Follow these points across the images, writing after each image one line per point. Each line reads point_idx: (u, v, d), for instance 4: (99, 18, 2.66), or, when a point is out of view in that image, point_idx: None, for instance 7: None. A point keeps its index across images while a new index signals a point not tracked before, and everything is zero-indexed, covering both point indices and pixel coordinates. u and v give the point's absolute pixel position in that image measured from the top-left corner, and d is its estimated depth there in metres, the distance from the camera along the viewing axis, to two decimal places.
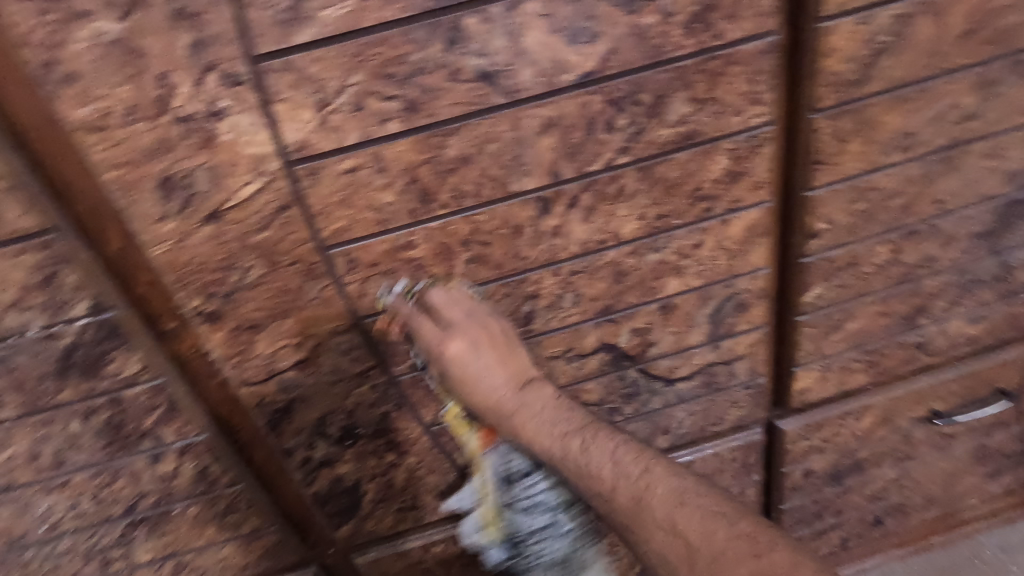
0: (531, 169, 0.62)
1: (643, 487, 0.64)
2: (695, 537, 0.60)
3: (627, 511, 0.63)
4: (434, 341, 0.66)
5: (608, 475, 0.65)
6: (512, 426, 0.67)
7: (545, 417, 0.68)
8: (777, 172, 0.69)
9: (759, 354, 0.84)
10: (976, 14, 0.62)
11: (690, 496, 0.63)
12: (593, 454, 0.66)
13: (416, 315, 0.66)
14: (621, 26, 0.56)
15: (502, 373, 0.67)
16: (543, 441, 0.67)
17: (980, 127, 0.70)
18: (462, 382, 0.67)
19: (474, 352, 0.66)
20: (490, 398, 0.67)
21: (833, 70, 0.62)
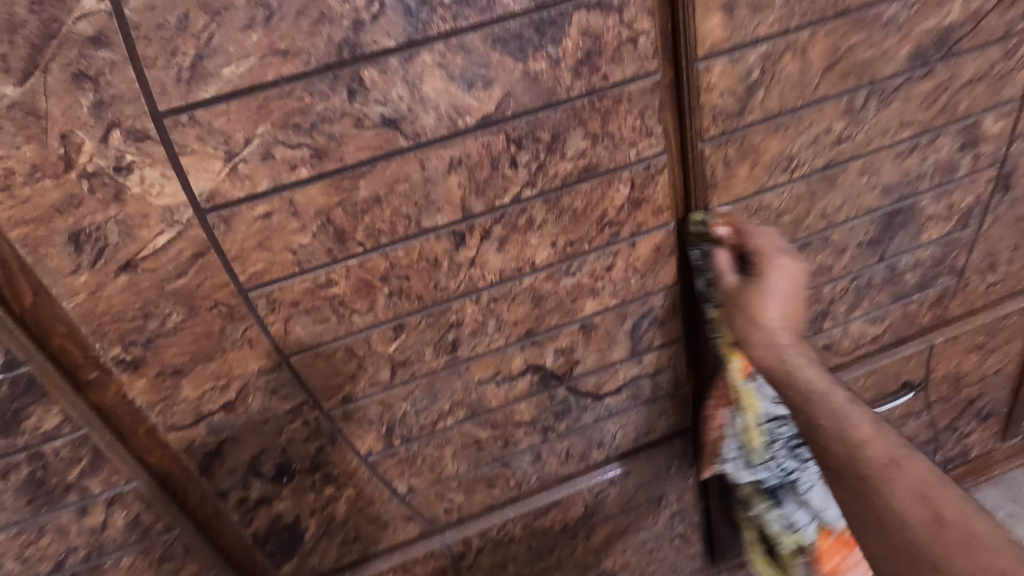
0: (442, 206, 0.66)
1: (902, 456, 0.64)
2: (933, 509, 0.58)
3: (875, 473, 0.63)
4: (767, 245, 0.74)
5: (867, 432, 0.67)
6: (783, 353, 0.74)
7: (813, 366, 0.74)
8: (676, 196, 0.74)
9: (679, 366, 0.89)
10: (833, 50, 0.70)
11: (936, 489, 0.60)
12: (852, 409, 0.70)
13: (755, 232, 0.75)
14: (513, 72, 0.61)
15: (791, 311, 0.75)
16: (803, 375, 0.72)
17: (852, 148, 0.78)
18: (761, 287, 0.74)
19: (790, 272, 0.73)
20: (765, 318, 0.74)
21: (713, 104, 0.69)
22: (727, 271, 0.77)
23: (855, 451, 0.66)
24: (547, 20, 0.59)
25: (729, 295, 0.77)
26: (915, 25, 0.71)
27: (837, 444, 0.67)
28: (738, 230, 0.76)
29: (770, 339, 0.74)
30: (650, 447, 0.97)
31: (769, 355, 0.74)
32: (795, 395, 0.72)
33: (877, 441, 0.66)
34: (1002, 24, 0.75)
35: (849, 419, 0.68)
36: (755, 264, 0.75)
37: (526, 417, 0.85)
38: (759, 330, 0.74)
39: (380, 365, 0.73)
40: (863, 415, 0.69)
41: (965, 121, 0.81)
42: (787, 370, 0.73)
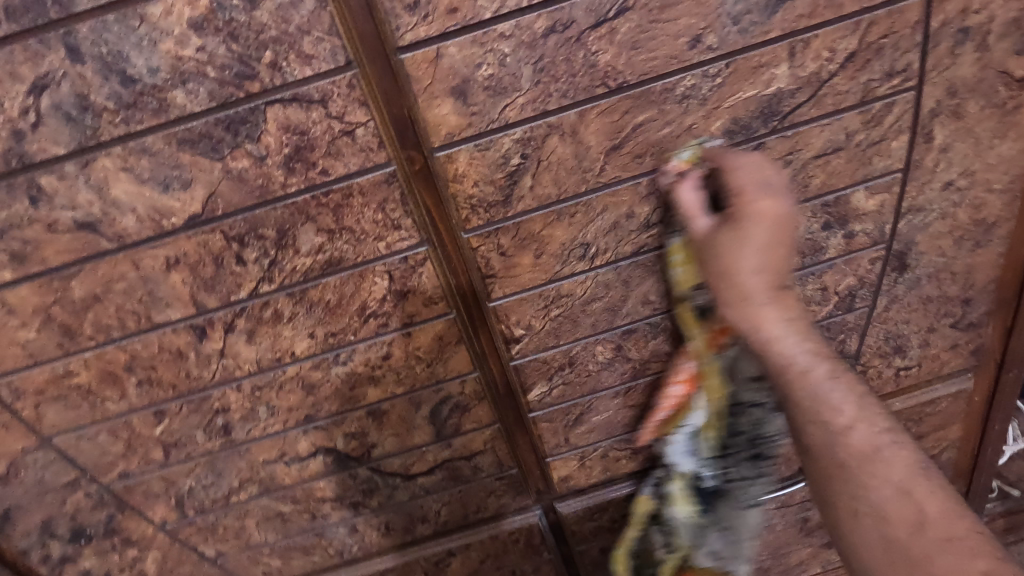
0: (169, 302, 0.62)
1: (883, 441, 0.58)
2: (914, 508, 0.53)
3: (854, 473, 0.57)
4: (745, 182, 0.60)
5: (851, 416, 0.59)
6: (761, 320, 0.60)
7: (795, 329, 0.60)
8: (451, 286, 0.67)
9: (500, 448, 0.83)
10: (615, 130, 0.59)
11: (919, 485, 0.55)
12: (838, 384, 0.60)
13: (732, 163, 0.60)
14: (212, 171, 0.56)
15: (770, 260, 0.59)
16: (783, 346, 0.60)
17: (668, 232, 0.67)
18: (716, 244, 0.60)
19: (782, 215, 0.60)
20: (735, 263, 0.59)
21: (468, 194, 0.60)
22: (694, 217, 0.63)
23: (835, 444, 0.58)
24: (237, 118, 0.53)
25: (699, 246, 0.62)
26: (725, 96, 0.59)
27: (821, 438, 0.59)
28: (716, 164, 0.61)
29: (744, 297, 0.60)
30: (488, 523, 0.91)
31: (748, 322, 0.60)
32: (784, 373, 0.60)
33: (861, 426, 0.58)
34: (857, 87, 0.61)
35: (829, 398, 0.59)
36: (730, 211, 0.60)
37: (330, 493, 0.82)
38: (733, 292, 0.60)
39: (150, 446, 0.72)
40: (851, 385, 0.61)
41: (823, 198, 0.68)
42: (758, 327, 0.60)
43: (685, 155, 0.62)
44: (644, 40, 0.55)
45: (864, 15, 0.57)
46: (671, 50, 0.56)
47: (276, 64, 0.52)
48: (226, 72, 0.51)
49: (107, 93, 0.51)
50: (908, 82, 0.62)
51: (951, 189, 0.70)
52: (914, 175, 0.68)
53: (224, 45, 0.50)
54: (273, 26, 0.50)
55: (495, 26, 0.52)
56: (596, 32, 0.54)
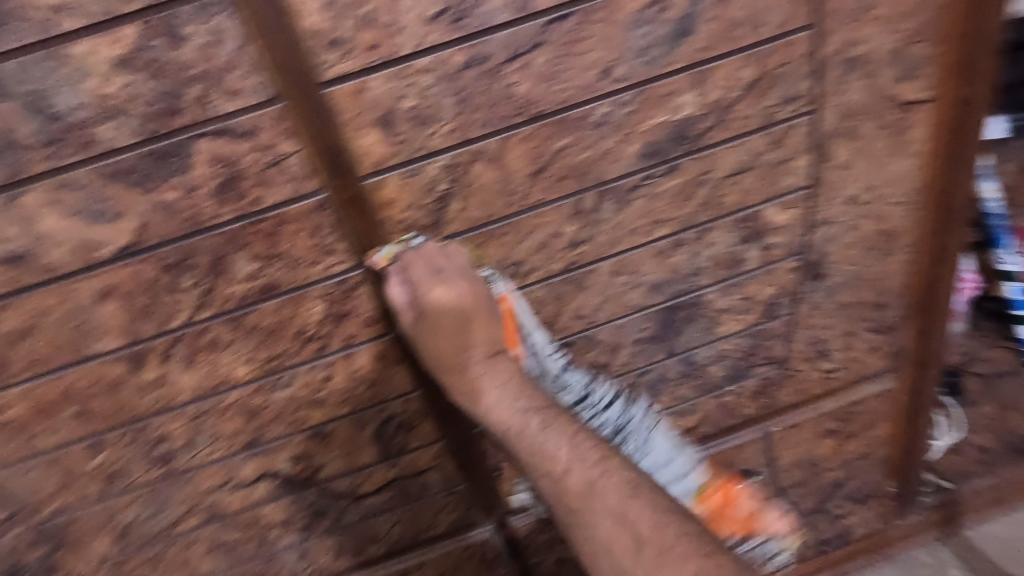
0: (103, 333, 0.63)
1: (598, 475, 0.62)
2: (629, 535, 0.58)
3: (576, 510, 0.62)
4: (421, 279, 0.63)
5: (565, 459, 0.63)
6: (476, 389, 0.65)
7: (509, 390, 0.66)
8: (388, 307, 0.69)
9: (448, 465, 0.84)
10: (537, 156, 0.63)
11: (631, 505, 0.60)
12: (552, 435, 0.64)
13: (409, 262, 0.63)
14: (142, 203, 0.57)
15: (469, 339, 0.65)
16: (501, 413, 0.65)
17: (594, 250, 0.70)
18: (430, 326, 0.64)
19: (473, 291, 0.64)
20: (453, 354, 0.65)
21: (399, 218, 0.63)
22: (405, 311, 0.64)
23: (555, 488, 0.63)
24: (166, 151, 0.55)
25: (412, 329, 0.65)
26: (637, 122, 0.63)
27: (549, 486, 0.63)
28: (437, 259, 0.64)
29: (466, 377, 0.66)
30: (441, 539, 0.92)
31: (470, 398, 0.66)
32: (505, 435, 0.65)
33: (576, 465, 0.63)
34: (760, 112, 0.66)
35: (552, 446, 0.63)
36: (418, 303, 0.63)
37: (278, 518, 0.82)
38: (455, 373, 0.66)
39: (87, 479, 0.71)
40: (571, 427, 0.65)
41: (739, 214, 0.72)
42: (481, 406, 0.65)
43: (383, 252, 0.64)
44: (558, 72, 0.59)
45: (760, 46, 0.62)
46: (584, 81, 0.60)
47: (203, 99, 0.54)
48: (152, 108, 0.53)
49: (31, 129, 0.51)
50: (806, 106, 0.67)
51: (856, 203, 0.76)
52: (821, 191, 0.74)
53: (150, 82, 0.52)
54: (197, 63, 0.52)
55: (415, 61, 0.55)
56: (512, 65, 0.57)
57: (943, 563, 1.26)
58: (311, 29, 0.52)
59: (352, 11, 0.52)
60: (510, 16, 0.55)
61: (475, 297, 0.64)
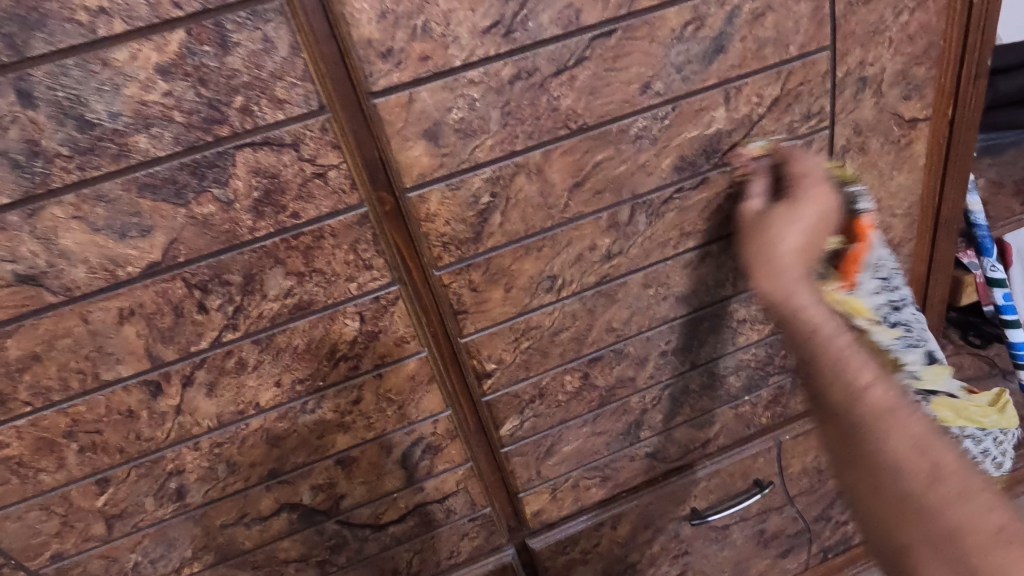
0: (122, 357, 0.58)
1: (902, 401, 0.61)
2: (930, 463, 0.58)
3: (872, 425, 0.60)
4: (805, 169, 0.67)
5: (871, 376, 0.62)
6: (794, 288, 0.64)
7: (819, 299, 0.65)
8: (423, 323, 0.67)
9: (473, 487, 0.82)
10: (577, 168, 0.63)
11: (936, 442, 0.59)
12: (858, 359, 0.63)
13: (795, 155, 0.68)
14: (176, 217, 0.54)
15: (822, 233, 0.65)
16: (811, 310, 0.64)
17: (626, 262, 0.71)
18: (767, 220, 0.66)
19: (828, 203, 0.65)
20: (783, 245, 0.64)
21: (440, 231, 0.62)
22: (754, 196, 0.69)
23: (853, 402, 0.62)
24: (204, 162, 0.52)
25: (752, 221, 0.68)
26: (672, 136, 0.65)
27: (842, 396, 0.62)
28: (789, 160, 0.69)
29: (777, 263, 0.64)
30: (461, 567, 0.88)
31: (779, 294, 0.64)
32: (807, 334, 0.64)
33: (879, 385, 0.62)
34: (783, 127, 0.69)
35: (849, 358, 0.63)
36: (794, 189, 0.66)
37: (294, 553, 0.77)
38: (767, 260, 0.64)
39: (90, 520, 0.65)
40: (864, 353, 0.64)
41: None
42: (798, 310, 0.63)
43: (759, 143, 0.69)
44: (601, 86, 0.60)
45: (785, 65, 0.65)
46: (625, 95, 0.61)
47: (247, 108, 0.51)
48: (193, 116, 0.50)
49: (61, 138, 0.48)
50: (823, 123, 0.70)
51: None
52: None
53: (193, 90, 0.50)
54: (245, 72, 0.50)
55: (465, 73, 0.55)
56: (558, 79, 0.58)
57: None
58: (363, 38, 0.51)
59: (405, 22, 0.52)
60: (559, 31, 0.56)
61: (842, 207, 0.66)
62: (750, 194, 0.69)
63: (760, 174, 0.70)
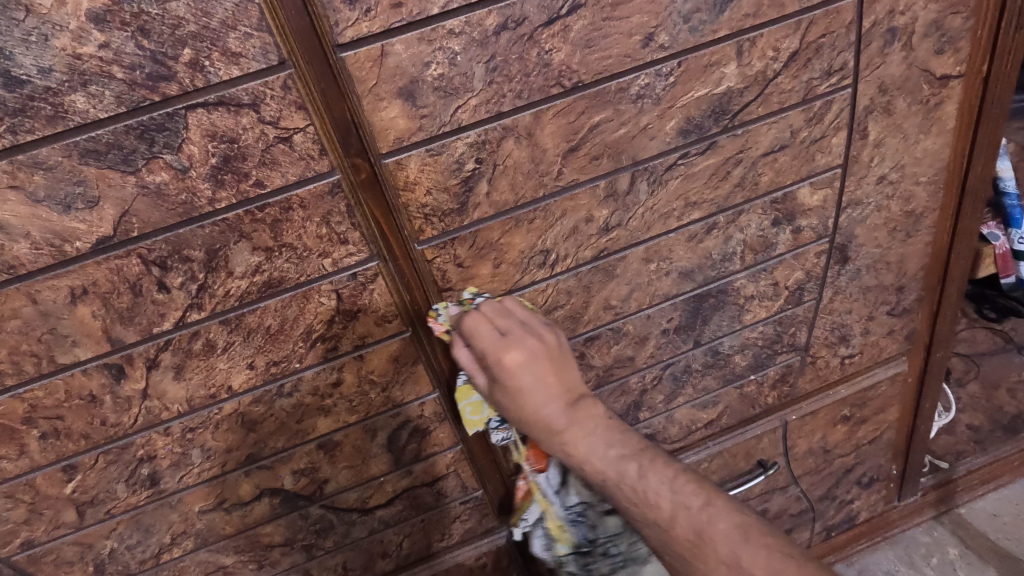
0: (77, 339, 0.54)
1: (706, 522, 0.51)
2: (717, 559, 0.50)
3: (684, 558, 0.52)
4: (491, 338, 0.59)
5: (669, 506, 0.53)
6: (564, 444, 0.58)
7: (601, 437, 0.57)
8: (404, 302, 0.62)
9: (464, 471, 0.78)
10: (571, 132, 0.57)
11: (714, 526, 0.51)
12: (652, 478, 0.54)
13: (466, 324, 0.60)
14: (124, 187, 0.49)
15: (556, 389, 0.59)
16: (597, 463, 0.57)
17: (625, 235, 0.66)
18: (508, 390, 0.60)
19: (534, 354, 0.59)
20: (527, 406, 0.59)
21: (421, 202, 0.57)
22: (475, 374, 0.62)
23: (658, 537, 0.54)
24: (152, 125, 0.47)
25: (495, 402, 0.63)
26: (677, 95, 0.59)
27: (657, 538, 0.54)
28: (461, 329, 0.61)
29: (555, 438, 0.58)
30: (454, 549, 0.86)
31: (561, 454, 0.59)
32: (603, 487, 0.57)
33: (682, 510, 0.52)
34: (800, 86, 0.63)
35: (647, 492, 0.54)
36: (488, 363, 0.60)
37: (278, 538, 0.74)
38: (541, 431, 0.60)
39: (59, 507, 0.62)
40: (664, 459, 0.56)
41: (771, 196, 0.69)
42: (583, 464, 0.57)
43: (442, 317, 0.62)
44: (597, 38, 0.53)
45: (804, 14, 0.58)
46: (624, 49, 0.55)
47: (197, 63, 0.46)
48: (136, 72, 0.45)
49: None
50: (844, 81, 0.64)
51: (885, 182, 0.74)
52: (852, 170, 0.71)
53: (133, 41, 0.44)
54: (191, 20, 0.44)
55: (444, 22, 0.49)
56: (549, 29, 0.52)
57: (938, 542, 1.27)
58: None
59: None
60: None
61: (500, 350, 0.59)
62: (473, 373, 0.62)
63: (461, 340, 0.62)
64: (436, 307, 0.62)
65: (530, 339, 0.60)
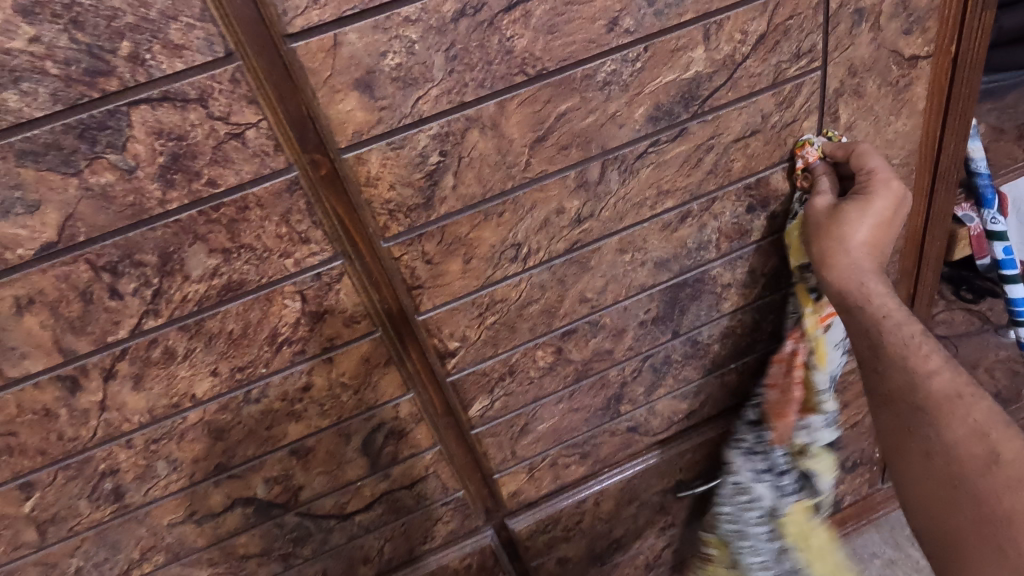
0: (27, 351, 0.51)
1: (966, 391, 0.57)
2: (963, 418, 0.55)
3: (930, 407, 0.58)
4: (877, 167, 0.64)
5: (937, 363, 0.59)
6: (862, 280, 0.63)
7: (893, 297, 0.63)
8: (373, 301, 0.61)
9: (444, 472, 0.77)
10: (538, 122, 0.56)
11: (971, 395, 0.57)
12: (931, 349, 0.60)
13: (859, 151, 0.66)
14: (67, 190, 0.46)
15: (876, 232, 0.64)
16: (886, 311, 0.62)
17: (598, 226, 0.64)
18: (841, 214, 0.64)
19: (901, 195, 0.64)
20: (851, 236, 0.63)
21: (385, 198, 0.55)
22: (823, 192, 0.67)
23: (907, 385, 0.59)
24: (93, 124, 0.45)
25: (815, 219, 0.67)
26: (645, 81, 0.57)
27: (900, 378, 0.60)
28: (855, 157, 0.66)
29: (859, 275, 0.64)
30: (437, 551, 0.85)
31: (851, 285, 0.63)
32: (873, 332, 0.62)
33: (945, 372, 0.59)
34: (769, 69, 0.62)
35: (919, 346, 0.60)
36: (860, 187, 0.65)
37: (253, 549, 0.72)
38: (841, 262, 0.64)
39: (18, 526, 0.60)
40: (936, 342, 0.61)
41: (745, 181, 0.68)
42: (872, 302, 0.62)
43: (817, 145, 0.68)
44: (560, 23, 0.52)
45: None
46: (589, 34, 0.53)
47: (137, 57, 0.43)
48: (71, 67, 0.42)
49: None
50: (814, 63, 0.63)
51: None
52: None
53: (66, 34, 0.41)
54: (128, 11, 0.42)
55: (398, 10, 0.47)
56: (509, 15, 0.50)
57: None
58: None
59: None
60: None
61: (874, 189, 0.64)
62: (817, 192, 0.68)
63: (821, 174, 0.69)
64: (809, 136, 0.68)
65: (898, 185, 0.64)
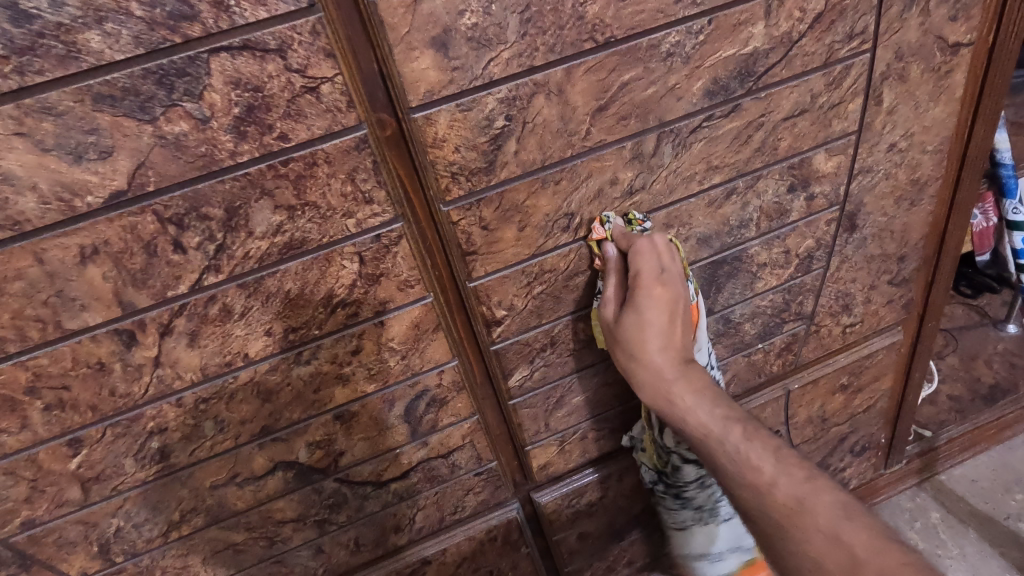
0: (87, 302, 0.51)
1: (807, 490, 0.54)
2: (811, 524, 0.52)
3: (778, 522, 0.54)
4: (648, 269, 0.62)
5: (772, 472, 0.56)
6: (671, 395, 0.63)
7: (706, 396, 0.63)
8: (426, 267, 0.61)
9: (479, 442, 0.77)
10: (601, 90, 0.56)
11: (813, 494, 0.53)
12: (754, 444, 0.58)
13: (635, 245, 0.62)
14: (140, 137, 0.46)
15: (659, 339, 0.63)
16: (700, 419, 0.62)
17: (648, 199, 0.65)
18: (626, 333, 0.63)
19: (672, 295, 0.62)
20: (643, 349, 0.63)
21: (449, 160, 0.55)
22: (608, 303, 0.65)
23: (755, 497, 0.56)
24: (172, 69, 0.44)
25: (612, 331, 0.65)
26: (705, 55, 0.58)
27: (747, 495, 0.57)
28: (624, 250, 0.64)
29: (664, 385, 0.64)
30: (466, 523, 0.85)
31: (663, 401, 0.64)
32: (703, 444, 0.61)
33: (783, 478, 0.55)
34: (822, 48, 0.63)
35: (739, 448, 0.59)
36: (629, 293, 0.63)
37: (290, 514, 0.72)
38: (651, 377, 0.64)
39: (63, 483, 0.59)
40: (756, 427, 0.60)
41: (789, 161, 0.69)
42: (686, 415, 0.63)
43: (609, 224, 0.64)
44: None
45: None
46: (658, 4, 0.54)
47: (222, 3, 0.43)
48: (157, 10, 0.42)
49: None
50: (865, 45, 0.64)
51: (895, 150, 0.75)
52: (866, 137, 0.72)
53: None
54: None
55: None
56: None
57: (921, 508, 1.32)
58: None
59: None
60: None
61: (640, 302, 0.62)
62: (605, 302, 0.65)
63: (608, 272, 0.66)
64: (852, 117, 0.69)
65: (670, 284, 0.62)
